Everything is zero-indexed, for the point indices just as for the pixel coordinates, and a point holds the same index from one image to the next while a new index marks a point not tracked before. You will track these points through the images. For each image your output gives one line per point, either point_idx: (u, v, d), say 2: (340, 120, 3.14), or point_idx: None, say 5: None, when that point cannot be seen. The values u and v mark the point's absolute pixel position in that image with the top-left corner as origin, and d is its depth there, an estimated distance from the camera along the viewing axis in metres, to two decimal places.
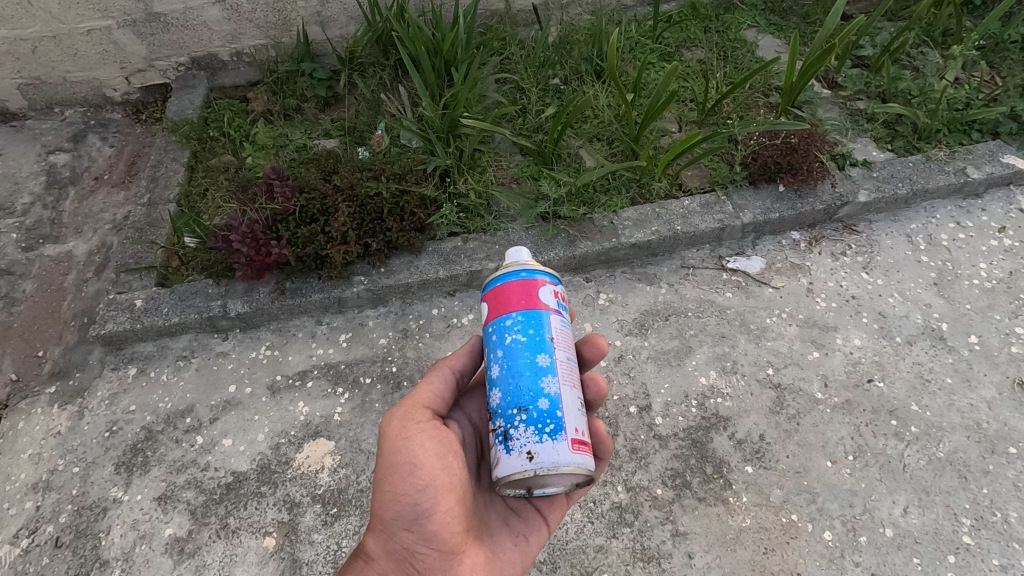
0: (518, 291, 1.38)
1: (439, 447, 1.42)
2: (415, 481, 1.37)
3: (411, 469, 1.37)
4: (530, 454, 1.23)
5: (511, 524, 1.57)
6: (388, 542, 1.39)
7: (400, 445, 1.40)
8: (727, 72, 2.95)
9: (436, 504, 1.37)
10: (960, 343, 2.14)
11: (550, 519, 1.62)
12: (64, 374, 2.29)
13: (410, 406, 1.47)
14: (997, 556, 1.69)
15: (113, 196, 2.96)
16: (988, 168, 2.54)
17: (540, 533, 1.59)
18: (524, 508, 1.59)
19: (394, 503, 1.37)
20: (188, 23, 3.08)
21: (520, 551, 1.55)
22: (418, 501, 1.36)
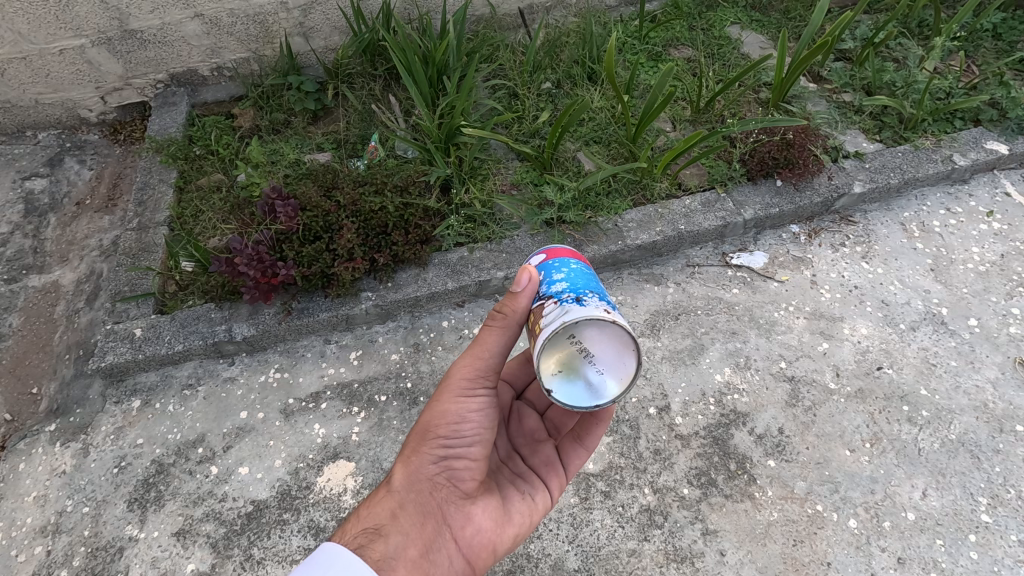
0: (575, 251, 1.49)
1: (489, 407, 1.45)
2: (459, 428, 1.41)
3: (458, 419, 1.41)
4: (608, 308, 1.24)
5: (520, 483, 1.58)
6: (413, 473, 1.39)
7: (459, 395, 1.42)
8: (716, 71, 2.99)
9: (470, 451, 1.42)
10: (961, 326, 2.21)
11: (554, 486, 1.64)
12: (63, 410, 2.21)
13: (477, 360, 1.43)
14: (1015, 532, 1.75)
15: (97, 220, 2.86)
16: (974, 154, 2.63)
17: (547, 495, 1.60)
18: (536, 475, 1.62)
19: (431, 441, 1.40)
20: (166, 39, 2.96)
21: (528, 509, 1.54)
22: (455, 444, 1.41)
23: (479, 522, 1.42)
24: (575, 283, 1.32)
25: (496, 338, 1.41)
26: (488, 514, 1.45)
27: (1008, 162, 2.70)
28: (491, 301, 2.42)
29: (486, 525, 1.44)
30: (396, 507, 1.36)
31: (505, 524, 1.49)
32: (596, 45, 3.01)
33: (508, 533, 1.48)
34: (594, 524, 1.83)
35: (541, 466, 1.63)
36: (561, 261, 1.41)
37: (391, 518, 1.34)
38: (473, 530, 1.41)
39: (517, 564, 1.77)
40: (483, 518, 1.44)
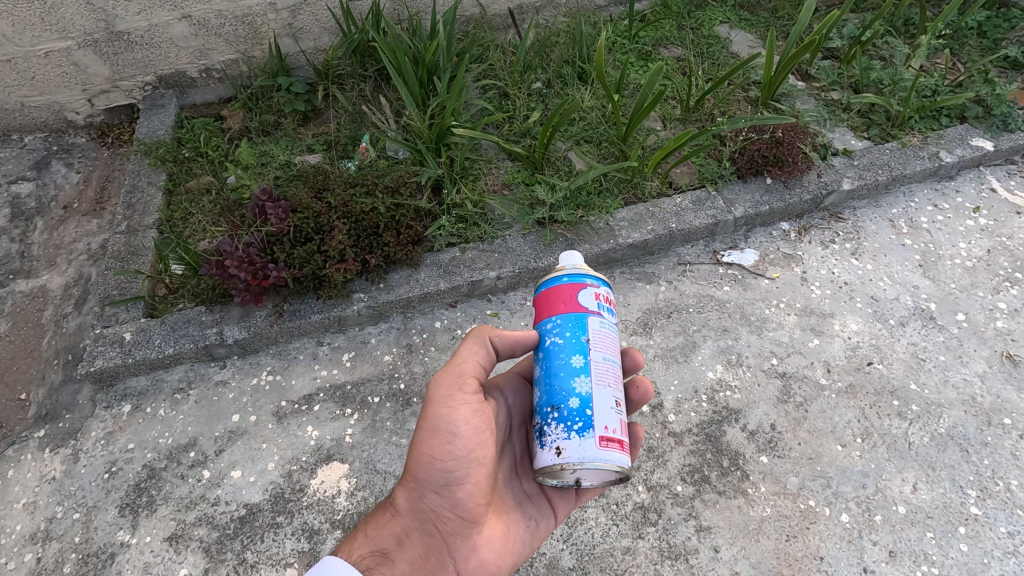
0: (561, 295, 1.41)
1: (479, 422, 1.39)
2: (451, 449, 1.36)
3: (448, 438, 1.36)
4: (559, 449, 1.28)
5: (526, 508, 1.57)
6: (416, 501, 1.42)
7: (444, 412, 1.37)
8: (705, 70, 3.01)
9: (467, 475, 1.38)
10: (949, 321, 2.24)
11: (561, 508, 1.61)
12: (52, 416, 2.18)
13: (455, 373, 1.42)
14: (1004, 524, 1.77)
15: (86, 224, 2.83)
16: (960, 151, 2.66)
17: (551, 521, 1.60)
18: (542, 498, 1.60)
19: (426, 466, 1.38)
20: (154, 41, 2.94)
21: (530, 534, 1.56)
22: (450, 468, 1.37)
23: (483, 554, 1.45)
24: (543, 390, 1.37)
25: (471, 347, 1.47)
26: (492, 543, 1.48)
27: (993, 159, 2.73)
28: (484, 301, 2.42)
29: (490, 553, 1.47)
30: (402, 533, 1.41)
31: (508, 548, 1.51)
32: (586, 45, 3.02)
33: (511, 558, 1.52)
34: (588, 523, 1.83)
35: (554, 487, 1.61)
36: (542, 330, 1.42)
37: (397, 545, 1.40)
38: (478, 560, 1.44)
39: None
40: (487, 548, 1.46)
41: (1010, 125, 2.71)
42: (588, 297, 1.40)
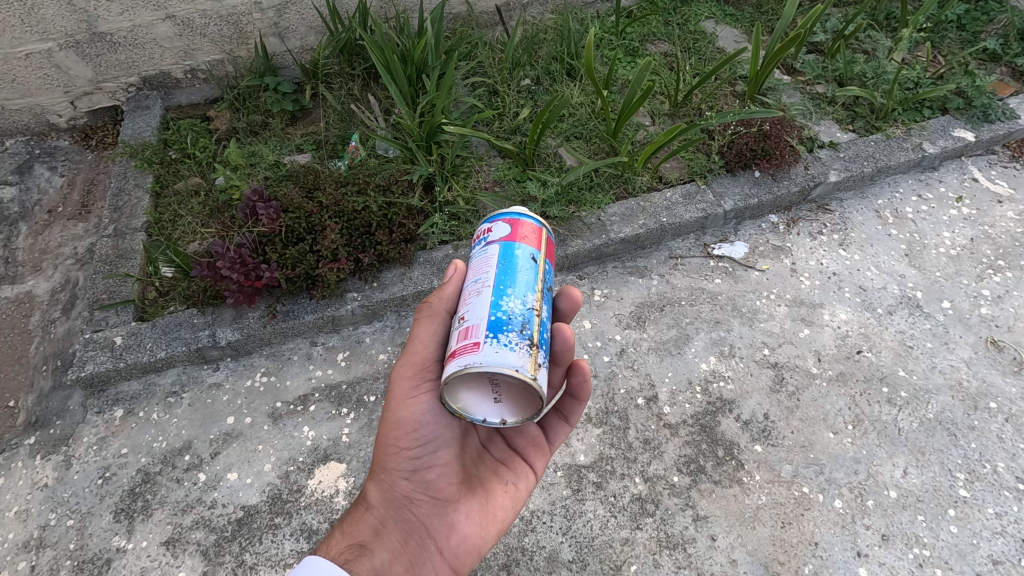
0: None
1: (440, 405, 1.43)
2: (417, 437, 1.43)
3: (412, 428, 1.43)
4: None
5: (501, 474, 1.57)
6: (388, 490, 1.45)
7: (407, 404, 1.42)
8: (692, 65, 3.03)
9: (436, 457, 1.46)
10: (935, 308, 2.28)
11: (536, 467, 1.63)
12: (42, 423, 2.15)
13: (415, 361, 1.41)
14: (991, 505, 1.82)
15: (71, 228, 2.79)
16: (942, 142, 2.71)
17: (529, 482, 1.60)
18: (514, 460, 1.61)
19: (395, 457, 1.44)
20: (137, 42, 2.91)
21: (510, 497, 1.55)
22: (418, 455, 1.44)
23: (464, 528, 1.46)
24: None
25: (427, 330, 1.40)
26: (473, 516, 1.48)
27: (975, 149, 2.78)
28: None
29: (471, 526, 1.47)
30: (378, 524, 1.42)
31: (491, 518, 1.50)
32: (574, 41, 3.03)
33: (496, 527, 1.50)
34: (586, 515, 1.85)
35: (526, 448, 1.63)
36: None
37: (374, 536, 1.39)
38: (460, 536, 1.44)
39: (512, 558, 1.77)
40: (467, 522, 1.46)
41: (989, 116, 2.77)
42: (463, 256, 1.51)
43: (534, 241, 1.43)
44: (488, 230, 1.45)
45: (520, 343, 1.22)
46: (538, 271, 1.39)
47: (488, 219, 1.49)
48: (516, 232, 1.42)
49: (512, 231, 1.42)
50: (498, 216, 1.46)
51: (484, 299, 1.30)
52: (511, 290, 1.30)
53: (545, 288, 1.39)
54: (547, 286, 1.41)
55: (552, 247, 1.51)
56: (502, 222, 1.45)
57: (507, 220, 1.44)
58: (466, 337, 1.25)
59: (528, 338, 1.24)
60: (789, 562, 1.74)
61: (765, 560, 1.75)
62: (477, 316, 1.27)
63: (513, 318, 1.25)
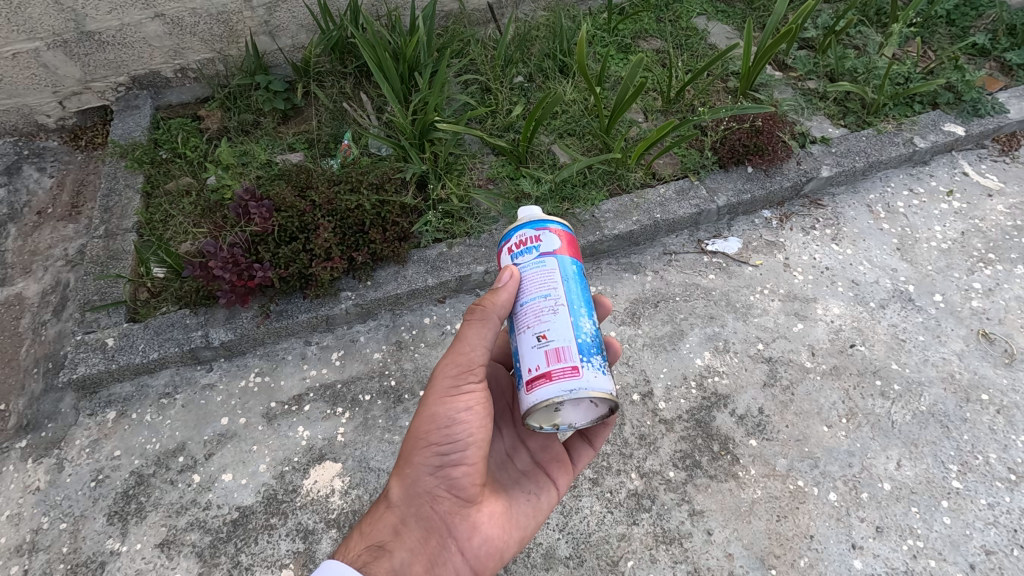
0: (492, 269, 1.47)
1: (478, 406, 1.39)
2: (450, 434, 1.37)
3: (446, 425, 1.36)
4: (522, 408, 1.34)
5: (524, 484, 1.61)
6: (411, 488, 1.39)
7: (444, 401, 1.37)
8: (684, 61, 3.04)
9: (465, 456, 1.39)
10: (927, 302, 2.29)
11: (559, 481, 1.65)
12: (34, 426, 2.13)
13: (459, 362, 1.40)
14: (984, 496, 1.83)
15: (61, 229, 2.76)
16: (933, 136, 2.73)
17: (551, 495, 1.63)
18: (538, 473, 1.64)
19: (423, 452, 1.38)
20: (126, 41, 2.88)
21: (532, 507, 1.58)
22: (447, 452, 1.37)
23: (486, 530, 1.45)
24: None
25: (476, 333, 1.40)
26: (494, 519, 1.48)
27: (965, 143, 2.80)
28: (473, 296, 2.42)
29: (493, 529, 1.47)
30: (399, 522, 1.38)
31: (512, 523, 1.52)
32: (566, 38, 3.03)
33: (517, 534, 1.52)
34: (583, 511, 1.85)
35: (550, 461, 1.66)
36: None
37: (395, 534, 1.37)
38: (481, 538, 1.44)
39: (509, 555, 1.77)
40: (489, 525, 1.46)
41: (979, 110, 2.79)
42: (502, 257, 1.43)
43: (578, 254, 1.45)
44: (536, 237, 1.39)
45: (603, 365, 1.31)
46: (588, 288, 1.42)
47: (531, 223, 1.41)
48: (567, 243, 1.41)
49: (564, 245, 1.40)
50: (544, 223, 1.41)
51: (563, 318, 1.31)
52: (581, 310, 1.34)
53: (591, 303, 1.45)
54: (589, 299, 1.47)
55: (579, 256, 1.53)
56: (551, 231, 1.40)
57: (556, 229, 1.41)
58: (558, 359, 1.26)
59: (605, 360, 1.33)
60: (785, 555, 1.75)
61: (760, 554, 1.76)
62: (564, 337, 1.28)
63: (593, 340, 1.31)
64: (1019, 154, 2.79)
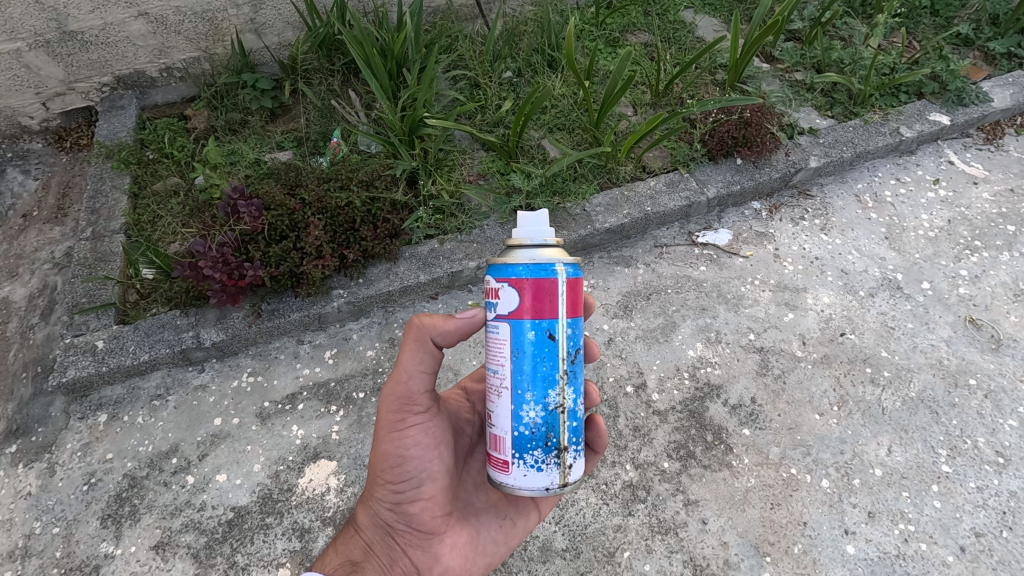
0: None
1: (427, 438, 1.43)
2: (401, 471, 1.41)
3: (396, 461, 1.40)
4: None
5: (499, 509, 1.55)
6: (373, 519, 1.45)
7: (393, 437, 1.41)
8: (672, 54, 3.05)
9: (419, 490, 1.42)
10: (915, 290, 2.32)
11: (538, 503, 1.59)
12: (24, 431, 2.11)
13: (400, 393, 1.41)
14: (973, 479, 1.86)
15: (47, 232, 2.73)
16: (919, 126, 2.75)
17: (527, 520, 1.57)
18: (517, 498, 1.56)
19: (380, 487, 1.42)
20: (110, 40, 2.84)
21: (505, 533, 1.55)
22: (401, 487, 1.42)
23: (448, 560, 1.47)
24: None
25: (411, 360, 1.39)
26: (458, 549, 1.48)
27: (950, 132, 2.83)
28: (465, 292, 2.42)
29: (456, 559, 1.48)
30: (366, 546, 1.43)
31: (478, 551, 1.51)
32: (554, 33, 3.02)
33: (482, 561, 1.52)
34: (578, 503, 1.86)
35: None
36: None
37: (365, 555, 1.41)
38: (443, 568, 1.46)
39: None
40: (452, 555, 1.47)
41: (964, 100, 2.81)
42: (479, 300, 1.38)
43: (552, 309, 1.26)
44: (497, 294, 1.30)
45: (548, 458, 1.27)
46: (554, 355, 1.28)
47: (495, 273, 1.30)
48: (526, 303, 1.26)
49: (518, 306, 1.26)
50: (506, 276, 1.27)
51: (507, 403, 1.30)
52: (530, 393, 1.28)
53: (568, 363, 1.31)
54: (572, 354, 1.31)
55: (576, 291, 1.30)
56: (510, 287, 1.27)
57: (517, 285, 1.26)
58: (495, 448, 1.30)
59: (554, 448, 1.28)
60: (779, 542, 1.77)
61: (755, 541, 1.77)
62: (503, 427, 1.29)
63: (535, 432, 1.27)
64: (1003, 143, 2.82)
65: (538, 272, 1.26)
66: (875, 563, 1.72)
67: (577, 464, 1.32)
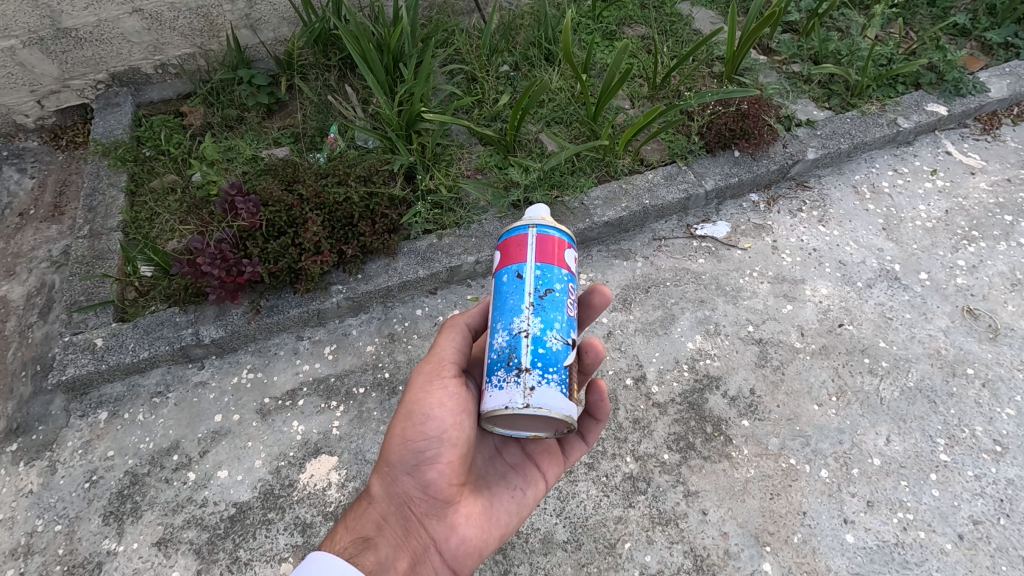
0: None
1: (455, 403, 1.38)
2: (423, 431, 1.37)
3: (421, 421, 1.37)
4: None
5: (509, 478, 1.58)
6: (390, 486, 1.43)
7: (419, 397, 1.39)
8: (670, 47, 3.04)
9: (439, 454, 1.38)
10: (913, 280, 2.32)
11: (546, 472, 1.63)
12: (24, 430, 2.11)
13: (431, 361, 1.45)
14: (971, 468, 1.87)
15: (44, 230, 2.72)
16: (916, 116, 2.75)
17: (537, 488, 1.60)
18: (525, 465, 1.61)
19: (399, 451, 1.40)
20: (104, 37, 2.83)
21: (517, 502, 1.56)
22: (422, 449, 1.37)
23: (464, 530, 1.45)
24: None
25: (446, 338, 1.50)
26: (473, 519, 1.47)
27: (948, 123, 2.83)
28: (464, 287, 2.42)
29: (471, 529, 1.46)
30: (380, 518, 1.43)
31: (493, 522, 1.51)
32: (551, 26, 3.01)
33: (497, 531, 1.51)
34: (579, 495, 1.87)
35: (537, 452, 1.63)
36: None
37: (378, 530, 1.41)
38: (459, 538, 1.45)
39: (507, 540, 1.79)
40: (467, 525, 1.46)
41: (961, 90, 2.81)
42: None
43: (520, 253, 1.40)
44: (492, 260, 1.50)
45: (507, 377, 1.27)
46: (521, 288, 1.36)
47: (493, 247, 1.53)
48: (503, 253, 1.43)
49: (499, 257, 1.43)
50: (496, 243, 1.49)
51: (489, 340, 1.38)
52: (500, 322, 1.36)
53: (537, 298, 1.35)
54: (542, 291, 1.36)
55: (548, 242, 1.41)
56: (496, 248, 1.47)
57: (499, 246, 1.46)
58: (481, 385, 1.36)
59: (515, 367, 1.27)
60: (778, 532, 1.78)
61: (755, 531, 1.79)
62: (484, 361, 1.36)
63: (500, 354, 1.31)
64: (1000, 133, 2.82)
65: (512, 231, 1.44)
66: (874, 552, 1.73)
67: (543, 390, 1.24)
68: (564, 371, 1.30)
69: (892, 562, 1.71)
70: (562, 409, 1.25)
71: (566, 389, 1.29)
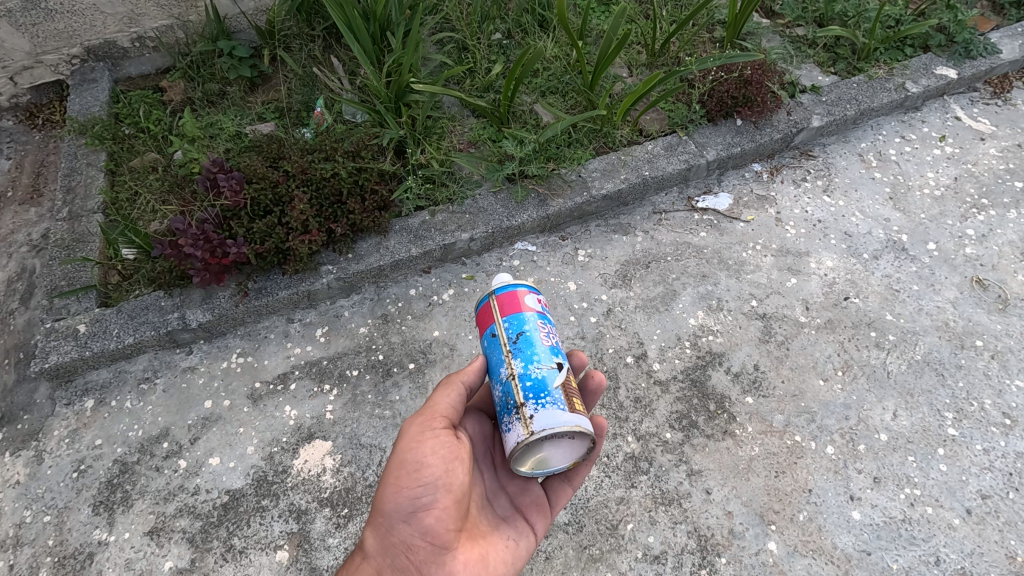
0: None
1: (451, 451, 1.33)
2: (419, 476, 1.29)
3: (416, 467, 1.30)
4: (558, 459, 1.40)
5: (502, 528, 1.48)
6: (384, 537, 1.31)
7: (413, 445, 1.33)
8: (668, 11, 2.92)
9: (436, 500, 1.29)
10: (920, 251, 2.25)
11: (537, 523, 1.54)
12: (8, 419, 2.05)
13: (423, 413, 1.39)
14: (979, 442, 1.83)
15: (23, 214, 2.62)
16: (925, 80, 2.65)
17: (529, 537, 1.51)
18: (516, 516, 1.52)
19: (394, 499, 1.29)
20: (75, 8, 2.69)
21: (511, 552, 1.46)
22: (419, 494, 1.28)
23: None
24: None
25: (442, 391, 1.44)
26: (471, 568, 1.34)
27: (957, 87, 2.73)
28: (459, 265, 2.34)
29: None
30: (374, 574, 1.29)
31: (490, 573, 1.39)
32: None
33: None
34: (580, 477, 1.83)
35: (527, 503, 1.55)
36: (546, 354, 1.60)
37: None
38: None
39: None
40: (467, 574, 1.33)
41: (971, 52, 2.71)
42: None
43: (488, 316, 1.43)
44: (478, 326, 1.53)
45: (510, 420, 1.29)
46: (496, 343, 1.39)
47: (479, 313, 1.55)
48: (480, 318, 1.46)
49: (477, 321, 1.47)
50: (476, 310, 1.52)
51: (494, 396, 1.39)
52: (493, 379, 1.39)
53: (512, 342, 1.36)
54: (513, 336, 1.37)
55: (510, 292, 1.42)
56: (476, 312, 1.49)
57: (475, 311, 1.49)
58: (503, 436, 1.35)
59: (514, 407, 1.29)
60: (783, 510, 1.75)
61: (759, 510, 1.75)
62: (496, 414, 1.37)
63: (500, 402, 1.33)
64: (1011, 96, 2.72)
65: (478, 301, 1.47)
66: (880, 528, 1.70)
67: (542, 413, 1.24)
68: (558, 392, 1.29)
69: (899, 539, 1.68)
70: (569, 423, 1.24)
71: (566, 405, 1.27)
